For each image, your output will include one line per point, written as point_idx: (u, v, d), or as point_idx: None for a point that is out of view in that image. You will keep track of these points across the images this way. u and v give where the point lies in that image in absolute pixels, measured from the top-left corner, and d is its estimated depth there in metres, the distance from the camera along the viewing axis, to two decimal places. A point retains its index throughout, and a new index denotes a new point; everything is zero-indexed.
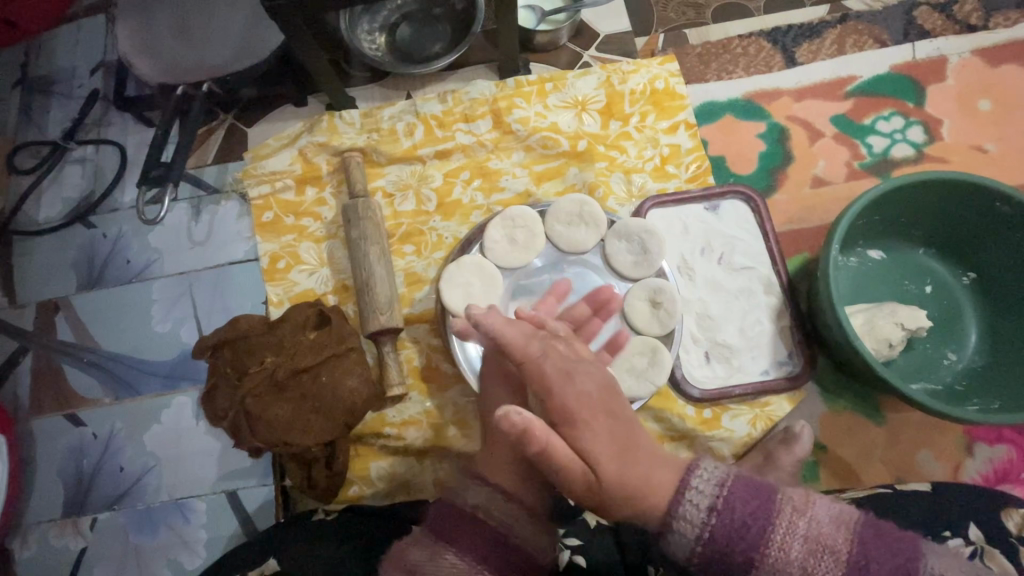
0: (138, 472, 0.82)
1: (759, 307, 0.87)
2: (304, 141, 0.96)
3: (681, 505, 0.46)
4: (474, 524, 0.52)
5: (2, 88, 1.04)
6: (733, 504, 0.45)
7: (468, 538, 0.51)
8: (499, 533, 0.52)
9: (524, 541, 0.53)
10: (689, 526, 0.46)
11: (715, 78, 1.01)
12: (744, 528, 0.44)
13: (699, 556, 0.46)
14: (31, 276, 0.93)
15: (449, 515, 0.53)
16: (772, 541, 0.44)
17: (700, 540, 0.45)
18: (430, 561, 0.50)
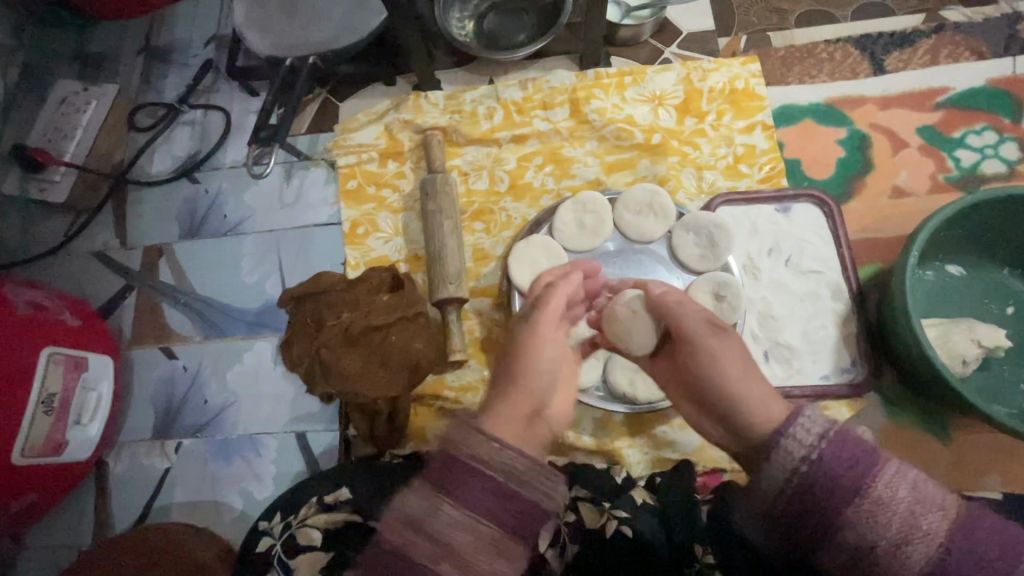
0: (220, 405, 0.90)
1: (825, 312, 0.86)
2: (390, 118, 1.02)
3: (794, 424, 0.50)
4: (474, 473, 0.45)
5: (127, 54, 1.15)
6: (844, 440, 0.48)
7: (473, 489, 0.45)
8: (501, 481, 0.45)
9: (536, 490, 0.46)
10: (798, 447, 0.49)
11: (797, 82, 1.01)
12: (853, 460, 0.47)
13: (797, 479, 0.48)
14: (142, 222, 1.03)
15: (450, 463, 0.46)
16: (880, 478, 0.46)
17: (805, 461, 0.48)
18: (427, 513, 0.45)
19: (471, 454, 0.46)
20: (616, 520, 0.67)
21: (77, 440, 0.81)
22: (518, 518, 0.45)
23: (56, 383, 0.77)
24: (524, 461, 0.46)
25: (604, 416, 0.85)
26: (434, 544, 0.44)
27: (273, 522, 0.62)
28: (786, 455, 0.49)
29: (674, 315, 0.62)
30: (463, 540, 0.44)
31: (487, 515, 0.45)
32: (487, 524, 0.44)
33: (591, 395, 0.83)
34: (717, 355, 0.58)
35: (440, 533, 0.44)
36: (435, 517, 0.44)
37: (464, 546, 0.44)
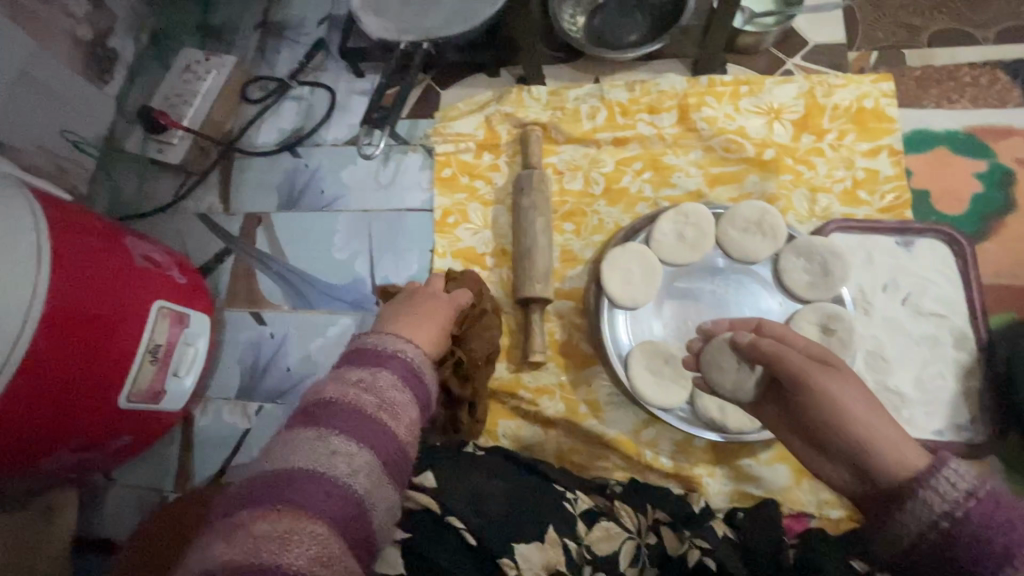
0: (302, 374, 0.93)
1: (944, 360, 0.79)
2: (492, 109, 1.02)
3: (934, 476, 0.50)
4: (387, 352, 0.58)
5: (245, 27, 1.20)
6: (995, 500, 0.48)
7: (392, 363, 0.57)
8: (416, 367, 0.59)
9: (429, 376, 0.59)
10: (939, 501, 0.49)
11: (934, 106, 0.92)
12: (1008, 523, 0.46)
13: (936, 532, 0.49)
14: (245, 190, 1.07)
15: (371, 350, 0.58)
16: None
17: (948, 516, 0.48)
18: (363, 377, 0.54)
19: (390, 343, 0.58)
20: (698, 549, 0.62)
21: (173, 392, 0.86)
22: (419, 391, 0.57)
23: (162, 335, 0.82)
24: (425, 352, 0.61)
25: (683, 439, 0.82)
26: (367, 392, 0.53)
27: None
28: (923, 508, 0.50)
29: (780, 364, 0.60)
30: (388, 395, 0.53)
31: (401, 380, 0.56)
32: (403, 389, 0.55)
33: (674, 415, 0.79)
34: (839, 400, 0.57)
35: (367, 388, 0.53)
36: (370, 374, 0.55)
37: (388, 400, 0.53)
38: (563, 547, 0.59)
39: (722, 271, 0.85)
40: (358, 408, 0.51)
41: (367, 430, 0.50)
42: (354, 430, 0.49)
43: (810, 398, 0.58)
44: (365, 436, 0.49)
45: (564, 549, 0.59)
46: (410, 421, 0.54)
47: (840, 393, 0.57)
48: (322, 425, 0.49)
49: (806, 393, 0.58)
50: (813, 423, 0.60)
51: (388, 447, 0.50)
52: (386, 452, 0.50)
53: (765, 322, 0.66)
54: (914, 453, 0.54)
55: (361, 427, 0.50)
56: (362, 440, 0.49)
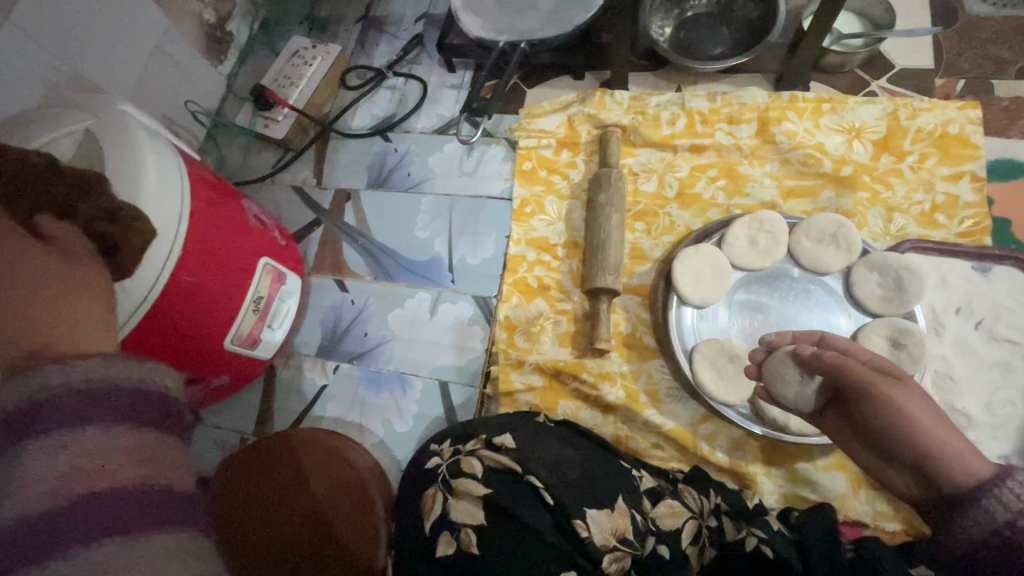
0: (378, 340, 1.00)
1: (1015, 387, 0.79)
2: (575, 109, 1.07)
3: (999, 486, 0.49)
4: (26, 412, 0.33)
5: (348, 21, 1.30)
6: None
7: (33, 423, 0.32)
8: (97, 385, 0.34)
9: (128, 371, 0.36)
10: (1002, 511, 0.48)
11: (1020, 137, 0.93)
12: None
13: (998, 539, 0.47)
14: (338, 168, 1.16)
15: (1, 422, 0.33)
16: None
17: (1010, 525, 0.47)
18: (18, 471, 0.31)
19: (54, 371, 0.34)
20: (756, 538, 0.65)
21: (266, 342, 0.94)
22: (128, 409, 0.35)
23: (265, 288, 0.90)
24: (72, 375, 0.34)
25: (740, 437, 0.84)
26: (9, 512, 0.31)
27: (442, 448, 0.68)
28: (984, 516, 0.48)
29: (841, 373, 0.60)
30: (83, 457, 0.33)
31: (80, 419, 0.33)
32: (91, 434, 0.33)
33: (735, 411, 0.82)
34: (903, 408, 0.56)
35: (24, 473, 0.31)
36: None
37: (88, 454, 0.33)
38: (632, 518, 0.62)
39: (793, 279, 0.87)
40: (38, 506, 0.31)
41: (77, 518, 0.31)
42: (40, 538, 0.30)
43: (874, 407, 0.58)
44: (89, 523, 0.31)
45: (632, 519, 0.62)
46: (163, 454, 0.36)
47: (902, 401, 0.57)
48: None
49: (869, 402, 0.58)
50: (879, 431, 0.59)
51: (156, 506, 0.34)
52: (152, 506, 0.33)
53: (829, 336, 0.66)
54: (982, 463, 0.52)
55: (71, 518, 0.31)
56: (76, 537, 0.31)
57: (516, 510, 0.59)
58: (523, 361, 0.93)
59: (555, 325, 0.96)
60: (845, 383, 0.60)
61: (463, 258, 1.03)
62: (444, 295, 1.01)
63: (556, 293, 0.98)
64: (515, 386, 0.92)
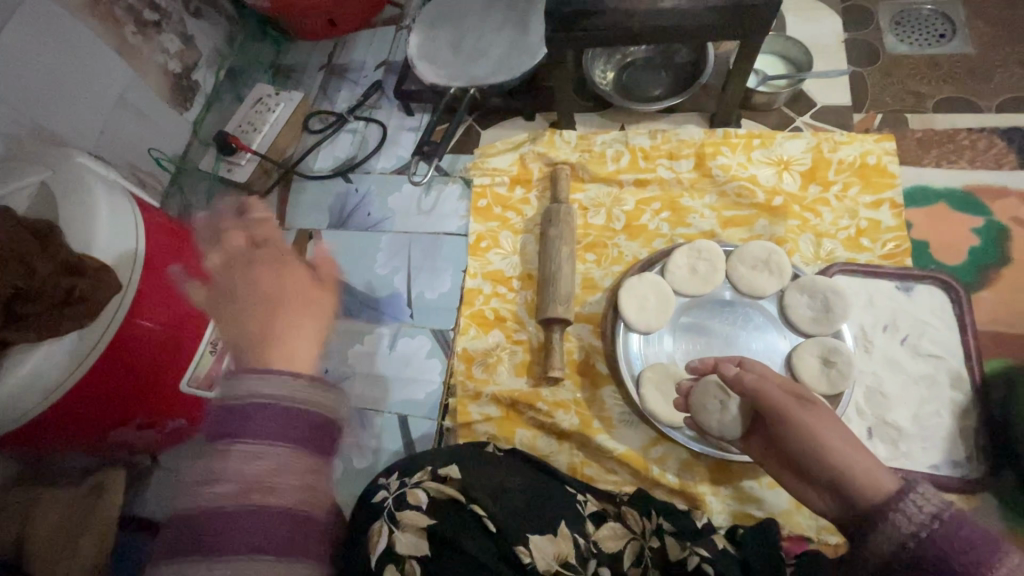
0: (338, 377, 1.01)
1: (940, 399, 0.84)
2: (526, 149, 1.13)
3: (904, 498, 0.52)
4: (255, 424, 0.52)
5: (313, 68, 1.36)
6: (960, 525, 0.48)
7: (247, 424, 0.52)
8: (286, 408, 0.54)
9: (307, 404, 0.55)
10: (907, 523, 0.50)
11: (933, 165, 1.00)
12: (968, 546, 0.47)
13: (906, 552, 0.50)
14: (300, 209, 1.19)
15: (228, 418, 0.52)
16: (998, 569, 0.46)
17: (915, 537, 0.50)
18: (241, 458, 0.51)
19: (258, 396, 0.53)
20: (697, 556, 0.67)
21: None
22: (305, 430, 0.54)
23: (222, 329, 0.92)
24: (284, 400, 0.54)
25: (688, 458, 0.87)
26: (233, 481, 0.51)
27: (390, 481, 0.69)
28: (893, 529, 0.51)
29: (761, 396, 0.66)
30: (271, 470, 0.52)
31: (278, 438, 0.52)
32: (281, 446, 0.52)
33: (682, 433, 0.85)
34: (812, 428, 0.62)
35: (237, 466, 0.51)
36: (227, 460, 0.51)
37: (274, 466, 0.52)
38: (573, 541, 0.64)
39: (728, 302, 0.92)
40: (238, 496, 0.50)
41: (262, 516, 0.51)
42: (236, 522, 0.50)
43: (789, 429, 0.63)
44: (258, 525, 0.50)
45: (574, 543, 0.65)
46: (318, 478, 0.55)
47: (810, 418, 0.63)
48: (204, 528, 0.49)
49: (784, 423, 0.64)
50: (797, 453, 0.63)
51: (300, 522, 0.53)
52: (301, 522, 0.53)
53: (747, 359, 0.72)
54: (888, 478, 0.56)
55: (252, 515, 0.50)
56: (255, 533, 0.50)
57: (458, 538, 0.60)
58: (480, 393, 0.95)
59: (510, 355, 0.99)
60: (763, 403, 0.66)
61: (421, 294, 1.06)
62: (402, 329, 1.03)
63: (512, 325, 1.01)
64: (472, 417, 0.94)
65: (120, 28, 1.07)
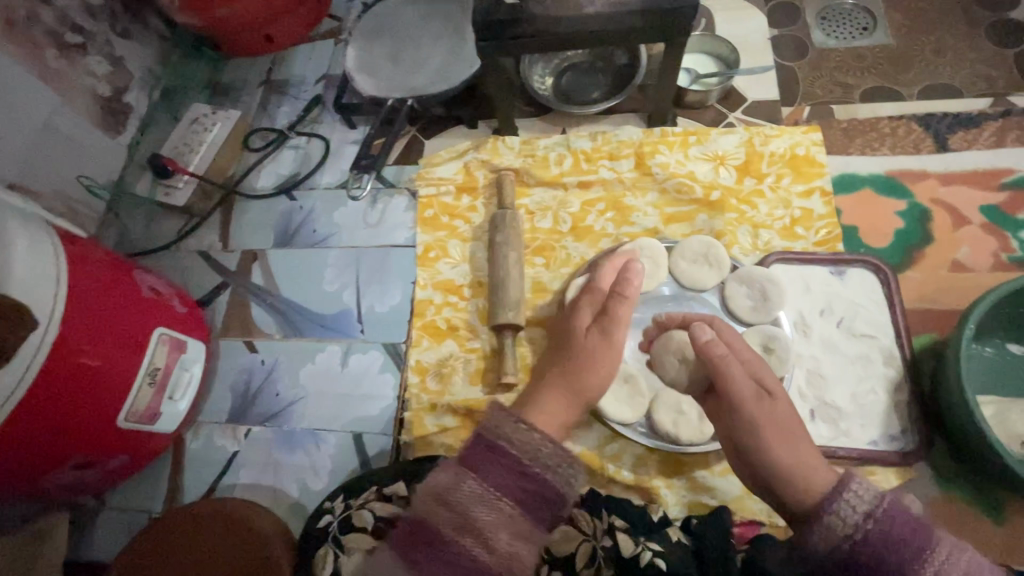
0: (290, 399, 0.99)
1: (875, 377, 0.87)
2: (470, 157, 1.13)
3: (839, 501, 0.54)
4: (500, 464, 0.61)
5: (251, 85, 1.34)
6: (891, 518, 0.51)
7: (491, 464, 0.61)
8: (522, 464, 0.61)
9: (549, 478, 0.62)
10: (842, 525, 0.53)
11: (858, 153, 1.05)
12: (901, 540, 0.50)
13: (842, 552, 0.52)
14: (243, 229, 1.17)
15: (483, 449, 0.63)
16: (930, 561, 0.50)
17: (850, 539, 0.52)
18: (470, 489, 0.59)
19: (506, 442, 0.62)
20: (650, 552, 0.69)
21: (169, 414, 0.92)
22: (535, 501, 0.61)
23: (161, 359, 0.89)
24: (527, 457, 0.61)
25: (644, 453, 0.88)
26: (462, 513, 0.58)
27: (335, 503, 0.70)
28: (829, 531, 0.53)
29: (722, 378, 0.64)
30: (493, 515, 0.59)
31: (506, 489, 0.60)
32: (506, 498, 0.60)
33: (634, 429, 0.87)
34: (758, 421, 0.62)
35: (470, 494, 0.59)
36: (460, 490, 0.60)
37: (495, 512, 0.59)
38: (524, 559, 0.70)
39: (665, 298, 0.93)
40: (462, 521, 0.58)
41: (472, 553, 0.57)
42: (452, 547, 0.57)
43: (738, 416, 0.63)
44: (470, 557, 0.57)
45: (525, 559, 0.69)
46: (524, 543, 0.59)
47: (763, 415, 0.62)
48: (433, 536, 0.58)
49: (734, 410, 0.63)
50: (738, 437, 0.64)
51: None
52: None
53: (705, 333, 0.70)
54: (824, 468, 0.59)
55: (465, 544, 0.57)
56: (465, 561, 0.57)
57: None
58: (435, 404, 0.95)
59: (465, 364, 0.98)
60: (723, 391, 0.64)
61: (371, 308, 1.05)
62: (354, 346, 1.02)
63: (465, 333, 1.01)
64: (429, 429, 0.94)
65: (41, 53, 1.03)
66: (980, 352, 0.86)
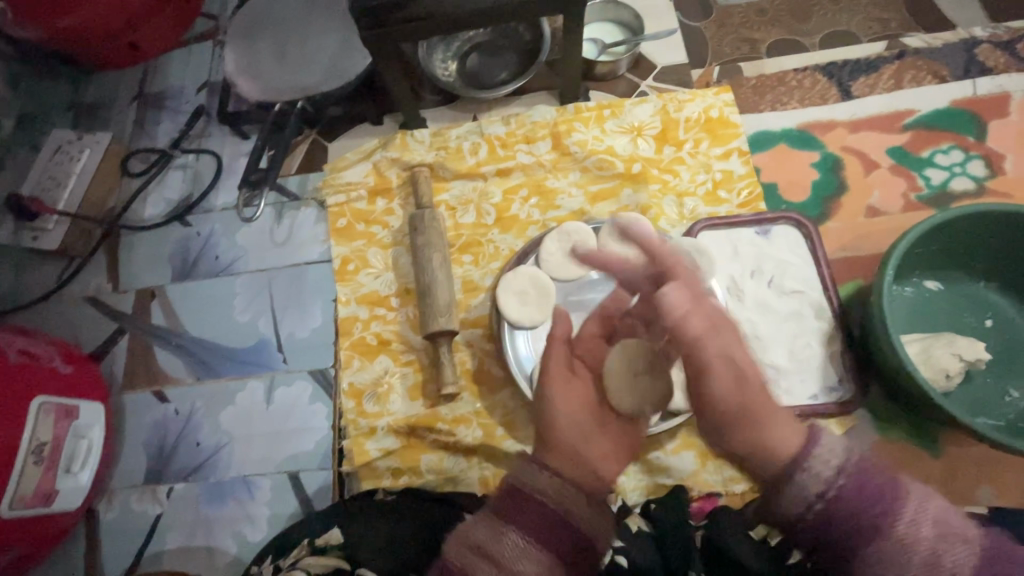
0: (213, 448, 0.90)
1: (809, 331, 0.88)
2: (378, 156, 1.05)
3: (808, 462, 0.50)
4: (540, 514, 0.52)
5: (122, 102, 1.18)
6: (864, 475, 0.49)
7: (526, 514, 0.52)
8: (559, 513, 0.52)
9: (588, 525, 0.53)
10: (816, 483, 0.50)
11: (770, 109, 1.05)
12: (872, 496, 0.48)
13: (818, 510, 0.49)
14: (134, 266, 1.04)
15: (517, 496, 0.53)
16: (904, 515, 0.48)
17: (821, 498, 0.49)
18: (499, 542, 0.51)
19: (539, 489, 0.53)
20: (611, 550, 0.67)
21: (68, 490, 0.81)
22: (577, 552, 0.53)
23: (47, 432, 0.77)
24: (563, 505, 0.52)
25: None
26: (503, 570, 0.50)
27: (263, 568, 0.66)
28: (800, 490, 0.50)
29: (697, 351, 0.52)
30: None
31: (546, 543, 0.51)
32: (547, 552, 0.51)
33: None
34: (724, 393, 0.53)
35: (507, 550, 0.51)
36: (500, 543, 0.51)
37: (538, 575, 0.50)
38: None
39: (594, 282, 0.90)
40: None
41: None
42: None
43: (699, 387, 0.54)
44: None
45: None
46: None
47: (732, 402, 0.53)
48: None
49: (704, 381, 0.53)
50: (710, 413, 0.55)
51: None
52: None
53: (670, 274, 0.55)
54: (791, 432, 0.52)
55: None
56: None
57: None
58: (375, 427, 0.89)
59: (402, 380, 0.92)
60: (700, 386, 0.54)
61: (291, 334, 0.96)
62: (278, 378, 0.94)
63: (398, 347, 0.94)
64: (372, 455, 0.88)
65: None
66: (901, 293, 0.89)
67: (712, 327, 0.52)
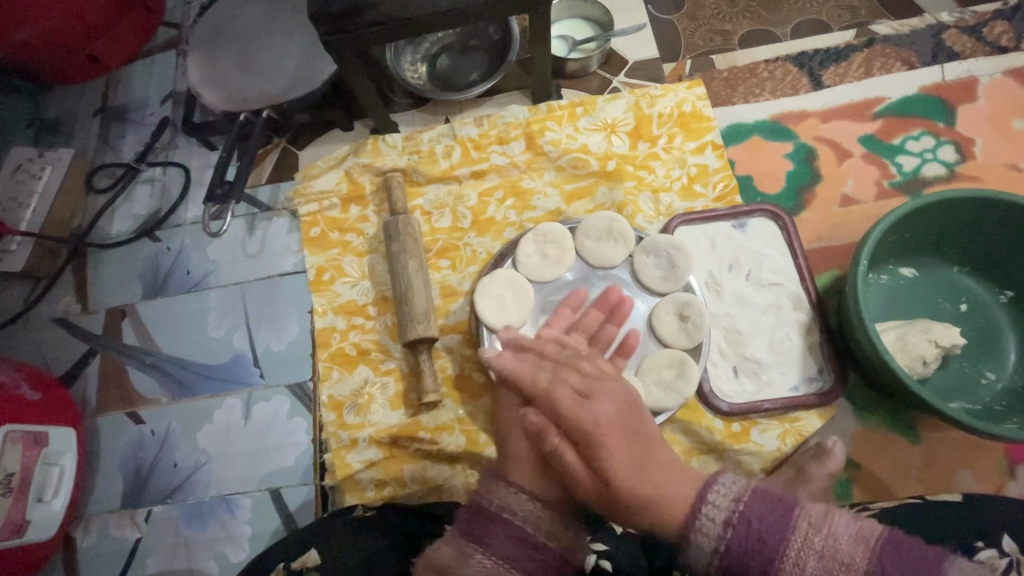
0: (191, 468, 0.89)
1: (788, 323, 0.88)
2: (350, 162, 1.03)
3: (696, 518, 0.48)
4: (504, 532, 0.53)
5: (84, 116, 1.15)
6: (750, 520, 0.46)
7: (491, 534, 0.53)
8: (524, 531, 0.53)
9: (552, 542, 0.54)
10: (707, 539, 0.47)
11: (742, 101, 1.05)
12: (760, 542, 0.45)
13: (716, 566, 0.47)
14: (103, 284, 1.01)
15: (485, 515, 0.54)
16: (788, 554, 0.44)
17: (717, 553, 0.47)
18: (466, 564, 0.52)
19: (502, 508, 0.54)
20: (596, 554, 0.67)
21: (41, 519, 0.79)
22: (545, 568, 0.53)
23: (15, 462, 0.75)
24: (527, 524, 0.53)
25: None
26: None
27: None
28: (698, 547, 0.48)
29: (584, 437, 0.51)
30: None
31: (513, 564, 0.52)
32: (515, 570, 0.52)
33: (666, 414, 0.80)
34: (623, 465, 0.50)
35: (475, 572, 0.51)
36: (466, 565, 0.52)
37: None
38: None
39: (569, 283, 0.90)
40: None
41: None
42: None
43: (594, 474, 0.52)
44: None
45: None
46: None
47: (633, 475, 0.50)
48: None
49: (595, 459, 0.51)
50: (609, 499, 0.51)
51: None
52: None
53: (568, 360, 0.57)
54: (684, 484, 0.51)
55: None
56: None
57: None
58: (356, 439, 0.88)
59: (383, 390, 0.91)
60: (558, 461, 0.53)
61: (268, 348, 0.94)
62: (255, 394, 0.92)
63: (377, 356, 0.93)
64: (354, 468, 0.86)
65: None
66: (877, 282, 0.89)
67: (580, 397, 0.53)
